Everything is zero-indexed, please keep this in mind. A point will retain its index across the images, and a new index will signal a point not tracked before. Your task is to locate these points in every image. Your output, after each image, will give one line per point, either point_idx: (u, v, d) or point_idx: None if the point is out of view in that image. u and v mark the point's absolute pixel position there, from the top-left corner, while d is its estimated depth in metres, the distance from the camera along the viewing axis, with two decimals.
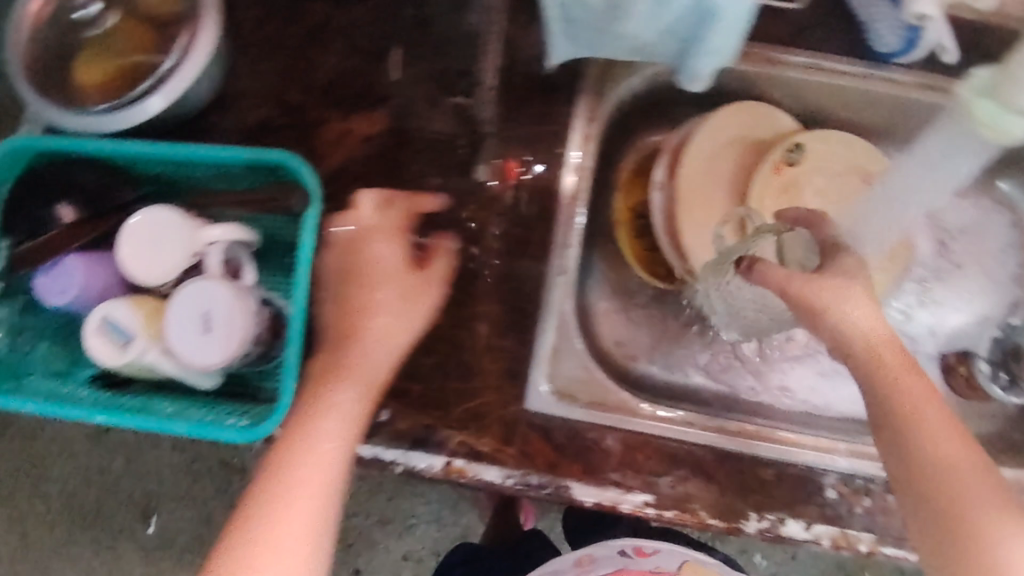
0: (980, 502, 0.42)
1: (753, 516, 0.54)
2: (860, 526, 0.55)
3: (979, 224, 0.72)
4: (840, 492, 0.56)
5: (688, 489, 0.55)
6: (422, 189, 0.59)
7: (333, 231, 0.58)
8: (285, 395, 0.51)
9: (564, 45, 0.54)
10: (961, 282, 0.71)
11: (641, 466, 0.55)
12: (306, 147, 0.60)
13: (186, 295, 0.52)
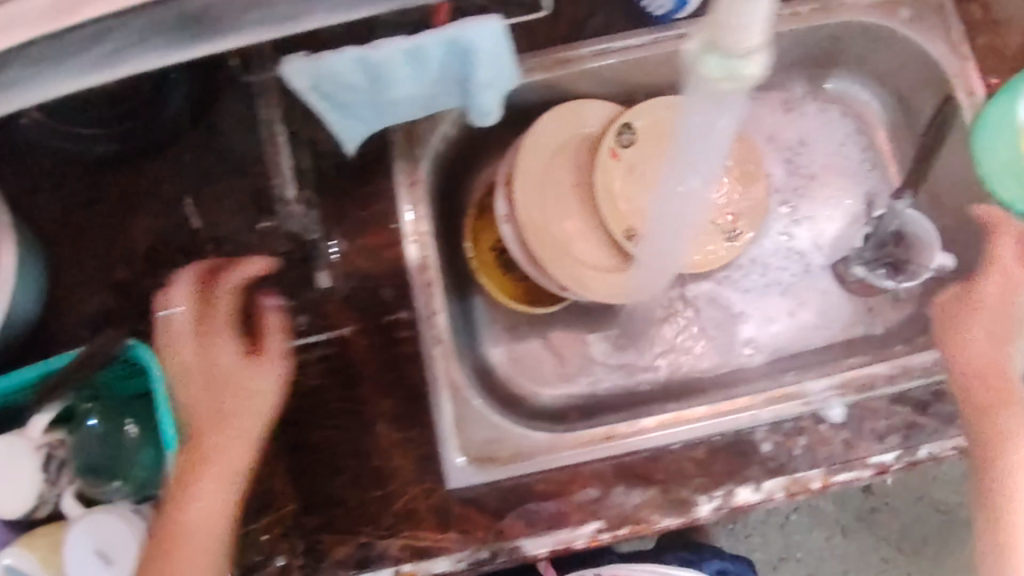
0: (989, 440, 0.52)
1: (702, 499, 0.55)
2: (807, 466, 0.55)
3: (822, 129, 0.72)
4: (776, 441, 0.56)
5: (633, 500, 0.54)
6: (280, 311, 0.56)
7: None
8: None
9: (348, 129, 0.53)
10: (823, 189, 0.71)
11: (582, 497, 0.55)
12: (142, 314, 0.55)
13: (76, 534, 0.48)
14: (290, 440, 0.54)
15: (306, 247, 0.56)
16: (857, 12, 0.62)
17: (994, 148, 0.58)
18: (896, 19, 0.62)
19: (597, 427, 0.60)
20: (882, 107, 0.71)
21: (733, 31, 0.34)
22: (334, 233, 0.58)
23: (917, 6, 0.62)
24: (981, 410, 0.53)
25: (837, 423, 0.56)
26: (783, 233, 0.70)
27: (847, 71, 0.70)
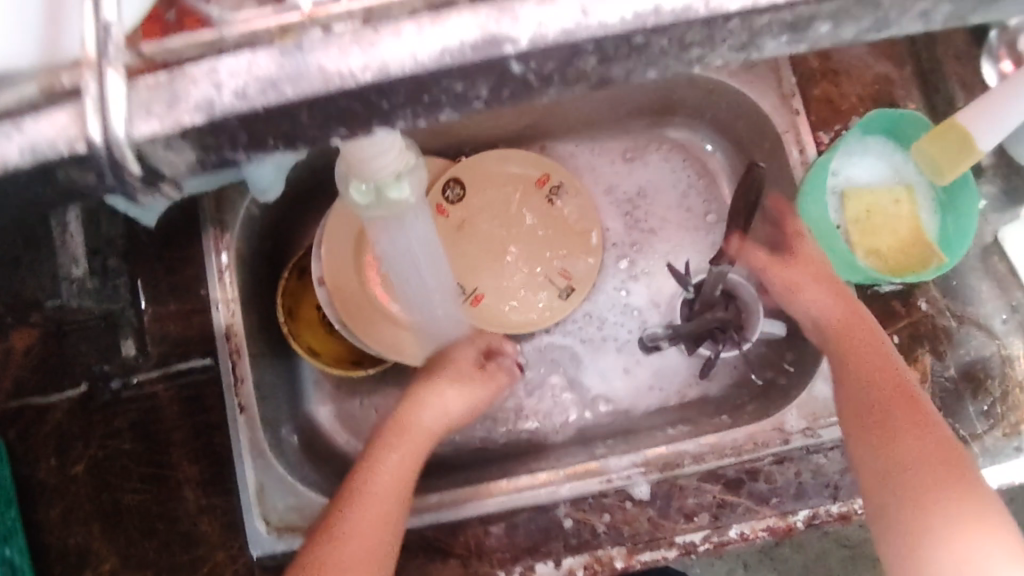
0: (918, 462, 0.55)
1: (617, 549, 0.65)
2: (691, 530, 0.65)
3: (657, 181, 0.78)
4: (629, 505, 0.65)
5: (555, 547, 0.65)
6: (172, 358, 0.69)
7: (163, 408, 0.69)
8: None
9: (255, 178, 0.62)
10: (664, 244, 0.76)
11: (475, 540, 0.65)
12: (110, 343, 0.70)
13: None
14: (198, 466, 0.68)
15: (169, 294, 0.70)
16: (678, 64, 0.69)
17: (962, 213, 0.64)
18: (724, 69, 0.69)
19: (519, 469, 0.70)
20: (723, 156, 0.77)
21: (376, 160, 0.39)
22: (166, 286, 0.70)
23: (747, 57, 0.69)
24: (882, 454, 0.57)
25: (709, 485, 0.65)
26: (622, 287, 0.77)
27: (685, 122, 0.76)
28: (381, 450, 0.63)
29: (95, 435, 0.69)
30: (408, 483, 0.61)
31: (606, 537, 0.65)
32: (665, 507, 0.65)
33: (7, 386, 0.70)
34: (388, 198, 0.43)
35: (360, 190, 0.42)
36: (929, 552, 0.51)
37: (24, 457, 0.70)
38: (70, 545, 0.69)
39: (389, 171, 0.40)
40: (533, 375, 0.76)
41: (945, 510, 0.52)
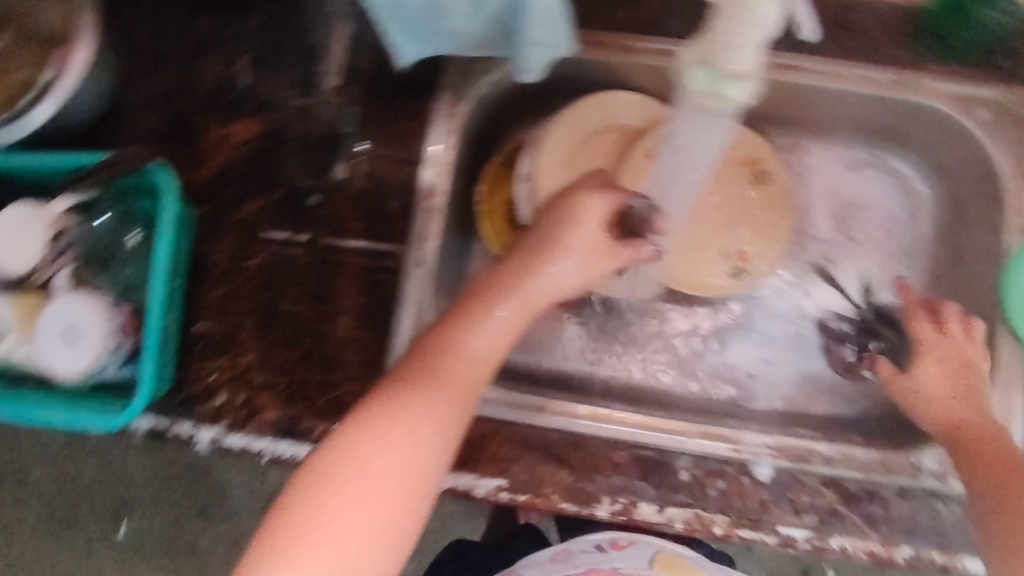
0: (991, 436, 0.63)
1: (718, 518, 0.66)
2: (792, 525, 0.65)
3: (871, 198, 0.81)
4: (740, 481, 0.67)
5: (658, 493, 0.66)
6: (368, 199, 0.73)
7: (344, 234, 0.73)
8: (148, 371, 0.66)
9: (520, 55, 0.64)
10: (859, 256, 0.80)
11: (586, 459, 0.67)
12: (318, 161, 0.74)
13: (65, 309, 0.67)
14: (359, 303, 0.71)
15: (379, 136, 0.74)
16: (932, 96, 0.70)
17: None
18: (972, 116, 0.70)
19: (646, 413, 0.72)
20: (930, 201, 0.79)
21: (731, 49, 0.42)
22: (377, 131, 0.74)
23: (999, 110, 0.69)
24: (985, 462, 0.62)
25: (820, 490, 0.66)
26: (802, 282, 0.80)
27: (910, 157, 0.78)
28: (448, 336, 0.62)
29: (277, 239, 0.73)
30: (490, 362, 0.63)
31: (714, 501, 0.66)
32: (778, 495, 0.66)
33: (214, 167, 0.76)
34: (721, 92, 0.45)
35: (700, 77, 0.45)
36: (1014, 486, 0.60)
37: (207, 236, 0.74)
38: (220, 327, 0.73)
39: (735, 67, 0.43)
40: (679, 337, 0.79)
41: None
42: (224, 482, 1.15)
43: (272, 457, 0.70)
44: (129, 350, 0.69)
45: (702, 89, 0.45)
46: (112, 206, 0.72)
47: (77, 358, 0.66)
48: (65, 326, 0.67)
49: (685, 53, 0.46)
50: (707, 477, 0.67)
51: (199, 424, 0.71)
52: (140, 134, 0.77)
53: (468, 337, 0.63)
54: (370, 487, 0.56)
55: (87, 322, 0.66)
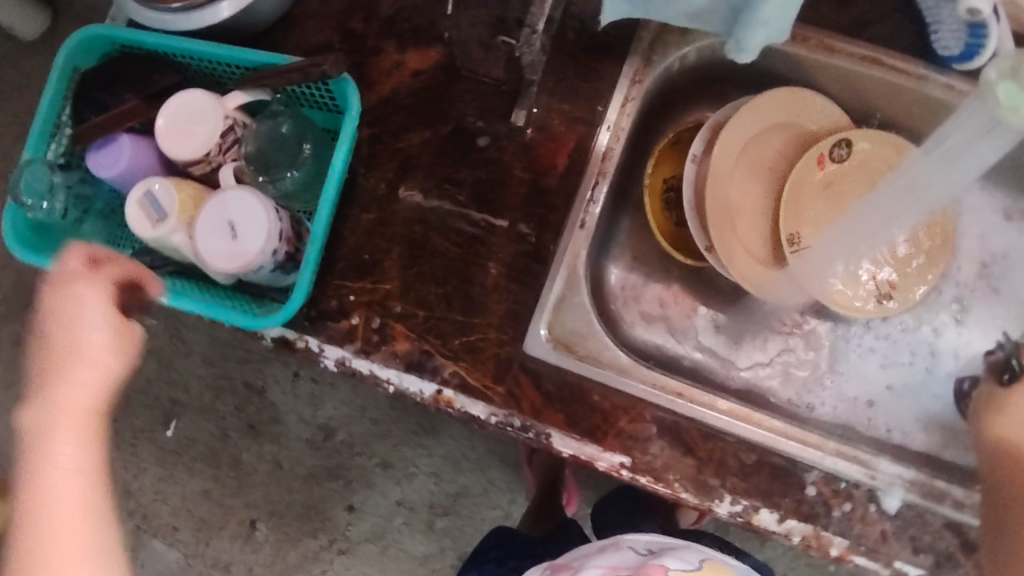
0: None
1: (837, 540, 0.65)
2: (910, 561, 0.65)
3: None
4: (864, 506, 0.66)
5: (781, 502, 0.65)
6: (535, 152, 0.72)
7: (507, 182, 0.72)
8: (303, 281, 0.67)
9: (740, 34, 0.62)
10: (998, 307, 0.76)
11: (711, 454, 0.66)
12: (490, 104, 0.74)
13: (222, 204, 0.66)
14: (512, 254, 0.70)
15: (558, 90, 0.72)
16: None
17: None
18: None
19: (775, 417, 0.70)
20: None
21: None
22: (553, 85, 0.72)
23: None
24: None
25: (941, 532, 0.65)
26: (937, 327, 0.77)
27: None
28: None
29: (439, 174, 0.73)
30: None
31: (836, 523, 0.65)
32: (901, 529, 0.65)
33: (383, 92, 0.75)
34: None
35: (1008, 91, 0.45)
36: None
37: (365, 158, 0.74)
38: (367, 249, 0.72)
39: None
40: (807, 349, 0.76)
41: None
42: (279, 406, 1.14)
43: (397, 389, 0.69)
44: (284, 256, 0.68)
45: (1005, 106, 0.45)
46: (284, 109, 0.72)
47: (234, 255, 0.65)
48: (225, 222, 0.66)
49: (989, 69, 0.46)
50: (834, 496, 0.66)
51: (328, 342, 0.70)
52: (308, 48, 0.77)
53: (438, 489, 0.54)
54: None
55: (248, 219, 0.65)
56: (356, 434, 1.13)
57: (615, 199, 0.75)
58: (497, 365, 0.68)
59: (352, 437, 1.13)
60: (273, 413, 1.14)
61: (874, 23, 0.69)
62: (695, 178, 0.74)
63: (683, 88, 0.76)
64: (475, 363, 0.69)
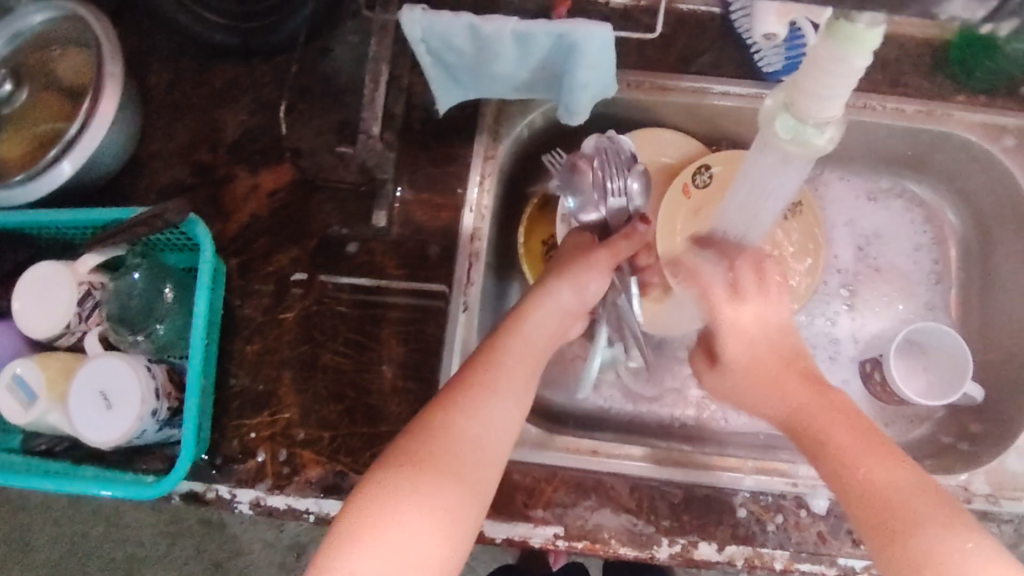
0: (848, 437, 0.56)
1: (779, 555, 0.65)
2: (851, 556, 0.66)
3: (891, 226, 0.80)
4: (793, 514, 0.66)
5: (719, 531, 0.66)
6: (402, 246, 0.71)
7: (380, 282, 0.71)
8: (188, 440, 0.65)
9: (568, 98, 0.64)
10: (880, 283, 0.79)
11: (641, 501, 0.67)
12: (348, 207, 0.72)
13: (91, 377, 0.65)
14: (401, 357, 0.70)
15: (413, 180, 0.72)
16: (960, 125, 0.71)
17: None
18: (997, 143, 0.71)
19: (696, 450, 0.71)
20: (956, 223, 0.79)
21: (815, 101, 0.46)
22: (405, 179, 0.72)
23: (1021, 135, 0.71)
24: (832, 458, 0.56)
25: None
26: (832, 316, 0.78)
27: (931, 182, 0.78)
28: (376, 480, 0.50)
29: (314, 289, 0.71)
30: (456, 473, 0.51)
31: (773, 537, 0.66)
32: (836, 527, 0.66)
33: (241, 220, 0.73)
34: (806, 139, 0.49)
35: (786, 122, 0.49)
36: (862, 506, 0.53)
37: (239, 288, 0.72)
38: (258, 381, 0.71)
39: (817, 118, 0.47)
40: None
41: (928, 523, 0.49)
42: (239, 538, 1.09)
43: (318, 516, 0.68)
44: (167, 413, 0.67)
45: (788, 137, 0.50)
46: (140, 260, 0.68)
47: (114, 426, 0.64)
48: (98, 393, 0.64)
49: (768, 102, 0.50)
50: (765, 512, 0.67)
51: (239, 485, 0.69)
52: (162, 189, 0.74)
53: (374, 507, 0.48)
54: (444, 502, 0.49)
55: (119, 387, 0.64)
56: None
57: (498, 271, 0.75)
58: None
59: (324, 550, 1.08)
60: (235, 546, 1.09)
61: (700, 54, 0.72)
62: (566, 233, 0.73)
63: (545, 147, 0.77)
64: None
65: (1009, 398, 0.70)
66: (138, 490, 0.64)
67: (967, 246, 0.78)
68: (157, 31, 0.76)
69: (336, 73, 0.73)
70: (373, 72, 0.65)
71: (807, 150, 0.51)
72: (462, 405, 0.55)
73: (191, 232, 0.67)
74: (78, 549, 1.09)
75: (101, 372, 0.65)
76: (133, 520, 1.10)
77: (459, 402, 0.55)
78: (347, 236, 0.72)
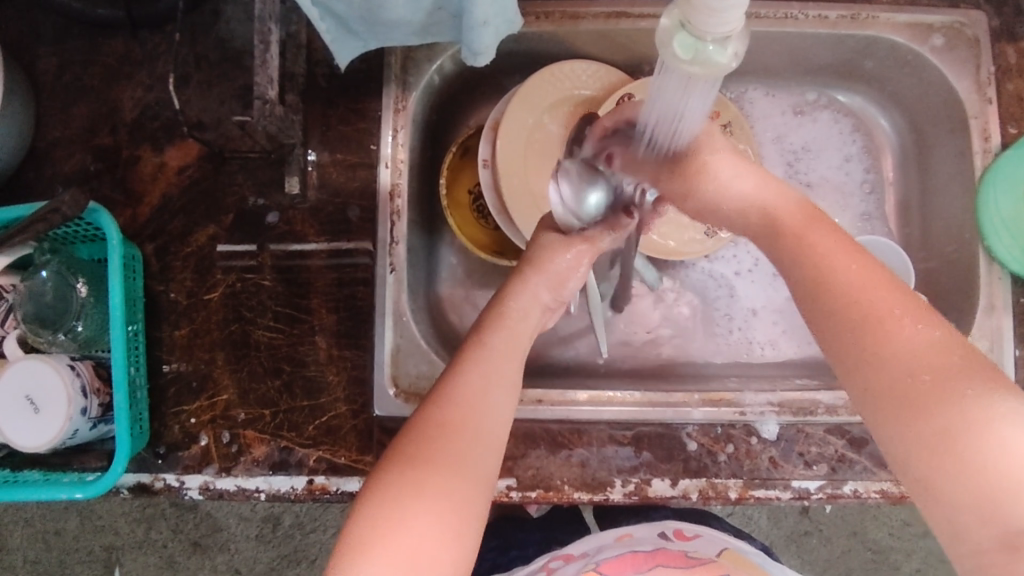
0: (871, 300, 0.45)
1: (731, 482, 0.65)
2: (803, 477, 0.66)
3: (820, 138, 0.79)
4: (743, 440, 0.66)
5: (670, 467, 0.66)
6: (322, 211, 0.69)
7: (303, 251, 0.69)
8: (123, 434, 0.63)
9: (467, 39, 0.60)
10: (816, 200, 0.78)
11: (590, 444, 0.66)
12: (259, 175, 0.70)
13: (15, 379, 0.63)
14: (332, 326, 0.68)
15: (322, 143, 0.70)
16: (885, 27, 0.69)
17: (995, 204, 0.66)
18: (926, 44, 0.68)
19: (644, 386, 0.70)
20: (887, 128, 0.77)
21: (713, 16, 0.39)
22: (316, 142, 0.70)
23: (950, 33, 0.68)
24: (861, 341, 0.44)
25: (820, 438, 0.66)
26: None
27: (860, 89, 0.76)
28: (393, 455, 0.47)
29: (236, 266, 0.69)
30: (463, 452, 0.47)
31: (726, 467, 0.66)
32: (788, 451, 0.66)
33: (153, 201, 0.70)
34: (708, 58, 0.42)
35: (684, 42, 0.42)
36: (881, 373, 0.43)
37: (159, 273, 0.70)
38: (190, 367, 0.69)
39: (717, 35, 0.41)
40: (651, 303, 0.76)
41: (956, 394, 0.40)
42: (215, 516, 1.11)
43: (269, 494, 0.67)
44: (99, 410, 0.65)
45: (687, 58, 0.42)
46: (49, 256, 0.65)
47: (43, 430, 0.62)
48: (22, 397, 0.62)
49: (664, 20, 0.43)
50: (716, 443, 0.66)
51: (186, 471, 0.68)
52: (66, 179, 0.71)
53: (382, 489, 0.45)
54: (446, 495, 0.45)
55: (45, 390, 0.62)
56: (301, 513, 1.12)
57: (424, 226, 0.74)
58: (358, 436, 0.67)
59: (298, 518, 1.12)
60: (211, 523, 1.11)
61: None
62: (489, 177, 0.71)
63: (457, 93, 0.75)
64: (336, 441, 0.67)
65: (955, 303, 0.70)
66: (77, 491, 0.62)
67: (901, 153, 0.77)
68: (39, 12, 0.72)
69: (229, 37, 0.70)
70: (261, 33, 0.63)
71: (710, 72, 0.44)
72: (457, 391, 0.50)
73: (99, 221, 0.64)
74: (55, 546, 1.12)
75: (26, 375, 0.63)
76: (109, 510, 1.11)
77: (447, 392, 0.50)
78: (263, 207, 0.70)
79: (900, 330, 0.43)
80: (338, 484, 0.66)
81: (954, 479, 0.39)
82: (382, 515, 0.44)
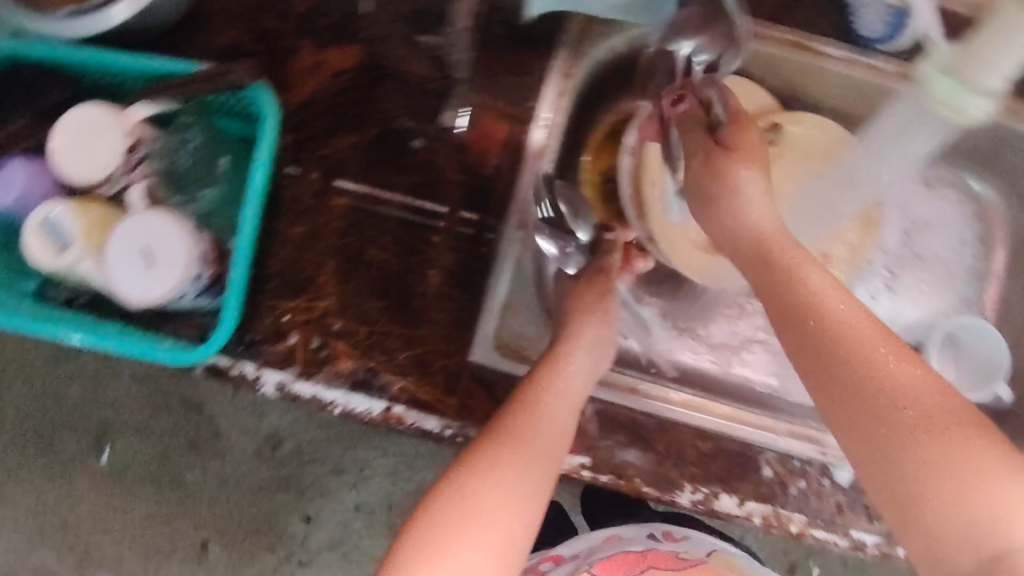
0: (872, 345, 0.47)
1: (796, 516, 0.66)
2: (865, 529, 0.66)
3: (942, 216, 0.80)
4: (817, 480, 0.67)
5: (742, 486, 0.66)
6: (466, 151, 0.69)
7: (437, 184, 0.69)
8: (230, 311, 0.62)
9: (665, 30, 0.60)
10: (922, 272, 0.79)
11: (669, 443, 0.66)
12: (413, 99, 0.70)
13: (133, 227, 0.61)
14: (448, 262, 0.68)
15: (482, 85, 0.70)
16: None
17: None
18: None
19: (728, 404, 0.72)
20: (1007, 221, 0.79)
21: None
22: (477, 82, 0.70)
23: None
24: (860, 387, 0.46)
25: None
26: (872, 295, 0.79)
27: (993, 179, 0.78)
28: (489, 433, 0.56)
29: (369, 180, 0.69)
30: (545, 440, 0.57)
31: (794, 500, 0.66)
32: (856, 501, 0.66)
33: (301, 95, 0.70)
34: None
35: None
36: (875, 420, 0.45)
37: (290, 166, 0.69)
38: (299, 265, 0.68)
39: None
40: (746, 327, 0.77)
41: (966, 461, 0.43)
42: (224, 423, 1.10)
43: (344, 409, 0.66)
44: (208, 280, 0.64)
45: None
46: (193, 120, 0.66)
47: (153, 285, 0.61)
48: (138, 246, 0.61)
49: None
50: (790, 475, 0.67)
51: (266, 366, 0.67)
52: (220, 50, 0.70)
53: (480, 459, 0.54)
54: (528, 473, 0.55)
55: (165, 245, 0.61)
56: (311, 443, 1.11)
57: None
58: (445, 376, 0.66)
59: (306, 446, 1.11)
60: (219, 430, 1.10)
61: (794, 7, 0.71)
62: (631, 163, 0.70)
63: None
64: (421, 375, 0.66)
65: None
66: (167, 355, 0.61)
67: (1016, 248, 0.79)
68: None
69: None
70: None
71: None
72: (548, 389, 0.59)
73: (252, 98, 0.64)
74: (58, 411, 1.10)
75: (143, 226, 0.61)
76: (120, 390, 1.10)
77: (540, 386, 0.59)
78: (409, 129, 0.70)
79: (909, 377, 0.46)
80: (415, 419, 0.66)
81: (970, 536, 0.42)
82: (475, 479, 0.53)
